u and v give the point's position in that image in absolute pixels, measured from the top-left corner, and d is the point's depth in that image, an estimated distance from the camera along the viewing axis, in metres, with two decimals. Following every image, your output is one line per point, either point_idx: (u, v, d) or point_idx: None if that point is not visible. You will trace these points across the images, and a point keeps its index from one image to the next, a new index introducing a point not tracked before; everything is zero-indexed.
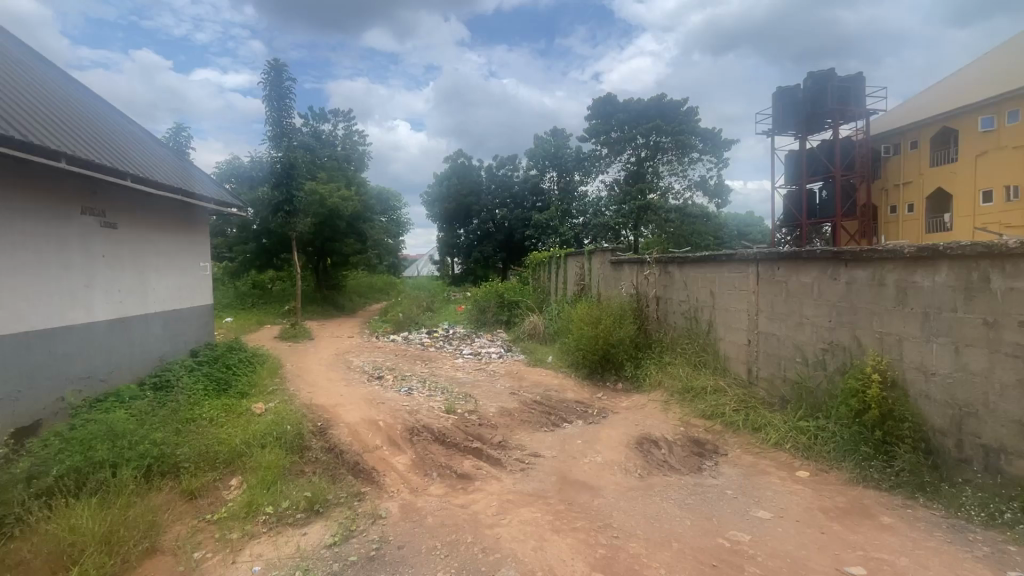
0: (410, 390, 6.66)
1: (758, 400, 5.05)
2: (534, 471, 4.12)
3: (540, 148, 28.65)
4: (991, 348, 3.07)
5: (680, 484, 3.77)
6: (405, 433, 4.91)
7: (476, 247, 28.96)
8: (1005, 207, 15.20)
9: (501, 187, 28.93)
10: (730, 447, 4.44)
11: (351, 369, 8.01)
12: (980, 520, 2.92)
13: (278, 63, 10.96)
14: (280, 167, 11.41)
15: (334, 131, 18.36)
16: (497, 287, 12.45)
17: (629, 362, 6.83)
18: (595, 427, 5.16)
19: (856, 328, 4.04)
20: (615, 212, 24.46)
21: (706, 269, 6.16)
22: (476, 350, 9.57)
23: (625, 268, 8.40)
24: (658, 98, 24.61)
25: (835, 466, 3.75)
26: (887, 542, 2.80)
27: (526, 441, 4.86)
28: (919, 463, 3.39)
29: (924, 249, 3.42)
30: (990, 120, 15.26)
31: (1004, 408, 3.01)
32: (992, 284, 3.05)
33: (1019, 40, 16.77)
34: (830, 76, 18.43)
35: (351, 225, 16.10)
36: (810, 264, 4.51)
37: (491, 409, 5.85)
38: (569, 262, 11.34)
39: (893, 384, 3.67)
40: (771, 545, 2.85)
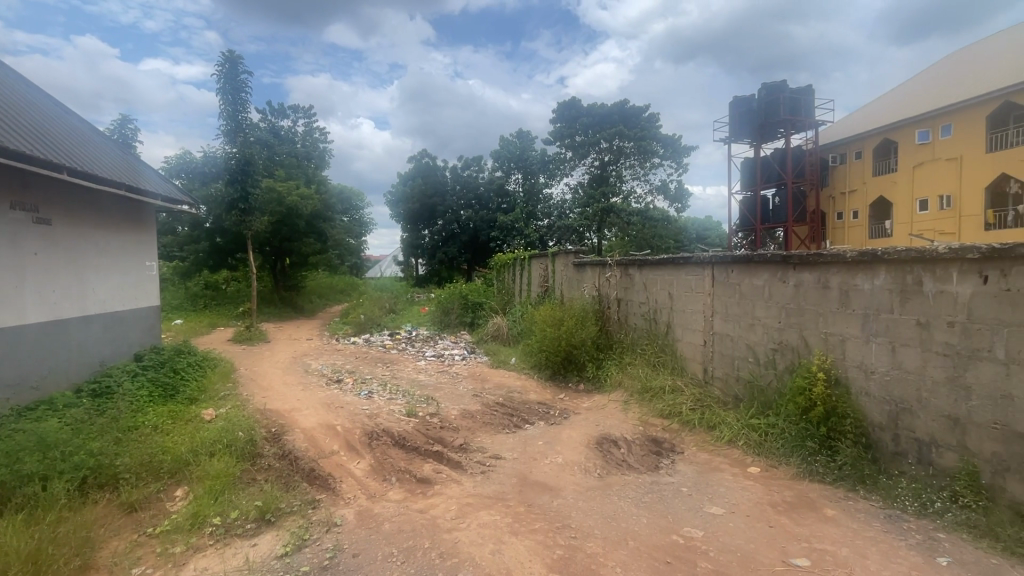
0: (370, 393, 6.52)
1: (712, 399, 5.21)
2: (495, 474, 4.10)
3: (505, 150, 28.76)
4: (923, 348, 3.26)
5: (637, 482, 3.83)
6: (364, 437, 4.80)
7: (441, 248, 28.75)
8: (939, 214, 16.24)
9: (465, 188, 28.85)
10: (686, 445, 4.56)
11: (309, 372, 7.78)
12: (914, 510, 3.10)
13: (234, 55, 10.52)
14: (234, 163, 10.99)
15: (293, 127, 17.84)
16: (460, 289, 12.38)
17: (591, 363, 6.90)
18: (557, 428, 5.19)
19: (803, 328, 4.22)
20: (579, 214, 24.77)
21: (664, 271, 6.31)
22: (438, 351, 9.48)
23: (587, 270, 8.52)
24: (621, 104, 25.10)
25: (783, 462, 3.90)
26: (830, 534, 2.93)
27: (487, 443, 4.84)
28: (859, 457, 3.57)
29: (865, 254, 3.61)
30: (926, 133, 16.33)
31: (935, 404, 3.20)
32: (924, 287, 3.25)
33: (951, 60, 18.03)
34: (782, 88, 19.24)
35: (310, 225, 15.67)
36: (761, 266, 4.69)
37: (453, 411, 5.81)
38: (532, 264, 11.41)
39: (837, 382, 3.85)
40: (722, 540, 2.94)
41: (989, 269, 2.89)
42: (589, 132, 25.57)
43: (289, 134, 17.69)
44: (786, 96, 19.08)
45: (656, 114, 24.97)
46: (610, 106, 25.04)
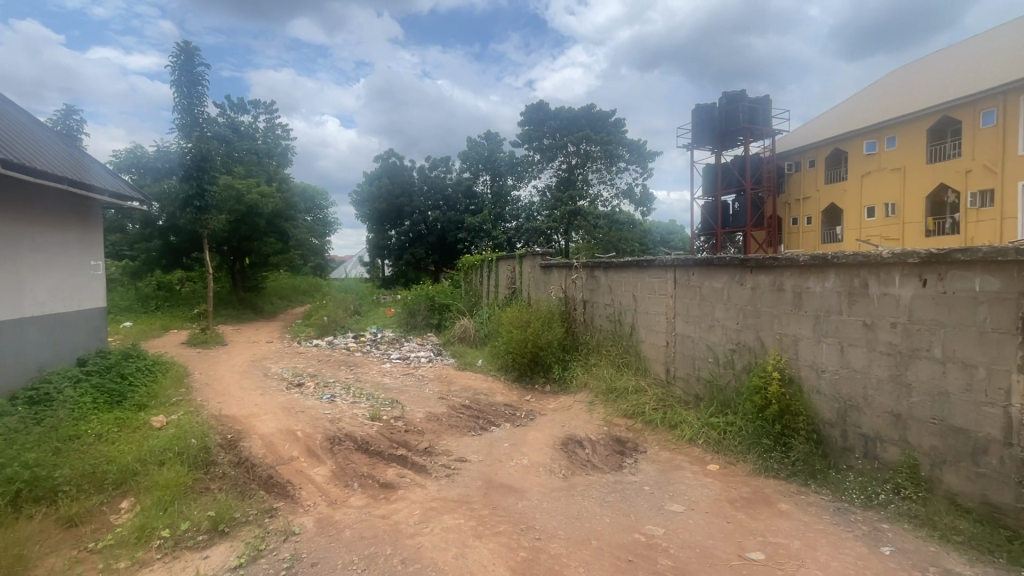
0: (333, 397, 6.36)
1: (674, 398, 5.33)
2: (460, 477, 4.07)
3: (473, 152, 28.70)
4: (869, 347, 3.43)
5: (601, 482, 3.87)
6: (325, 442, 4.68)
7: (408, 249, 28.42)
8: (885, 221, 17.14)
9: (433, 188, 28.65)
10: (649, 444, 4.65)
11: (268, 376, 7.53)
12: (860, 502, 3.25)
13: (190, 46, 10.07)
14: (190, 158, 10.54)
15: (254, 123, 17.26)
16: (427, 290, 12.24)
17: (557, 365, 6.94)
18: (523, 430, 5.20)
19: (759, 329, 4.37)
20: (546, 216, 24.92)
21: (629, 274, 6.43)
22: (404, 354, 9.35)
23: (555, 272, 8.57)
24: (588, 109, 25.45)
25: (740, 458, 4.03)
26: (784, 527, 3.03)
27: (452, 446, 4.81)
28: (811, 452, 3.71)
29: (816, 258, 3.77)
30: (873, 144, 17.25)
31: (880, 401, 3.36)
32: (870, 290, 3.41)
33: (896, 76, 19.15)
34: (742, 97, 19.93)
35: (271, 223, 15.20)
36: (720, 269, 4.83)
37: (418, 414, 5.73)
38: (500, 266, 11.43)
39: (790, 380, 4.01)
40: (681, 536, 3.01)
41: (928, 273, 3.07)
42: (557, 136, 25.81)
43: (250, 130, 17.11)
44: (745, 106, 19.78)
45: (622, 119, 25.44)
46: (577, 111, 25.35)
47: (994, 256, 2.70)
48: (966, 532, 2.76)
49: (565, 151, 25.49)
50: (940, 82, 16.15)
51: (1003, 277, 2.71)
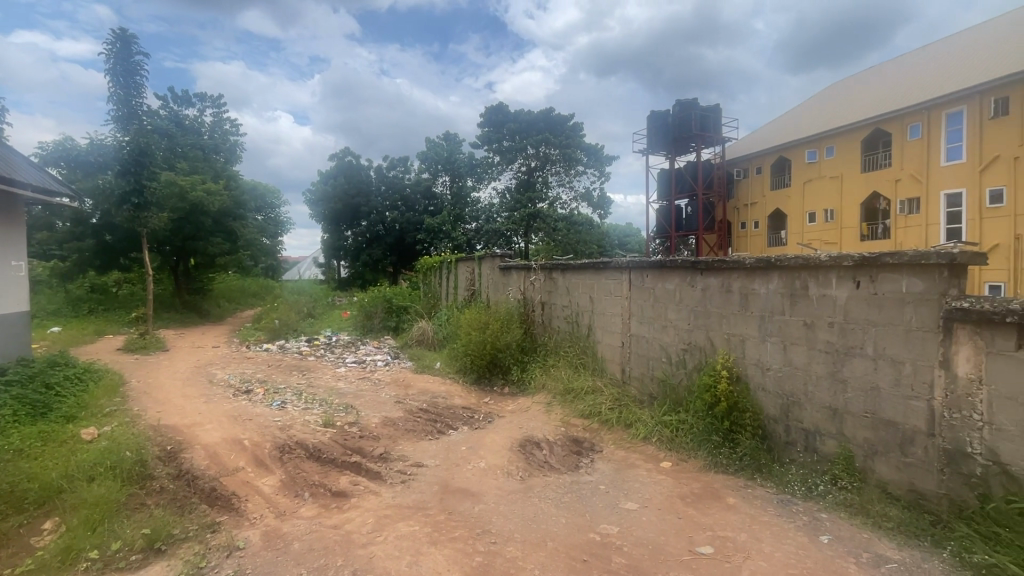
0: (283, 403, 6.11)
1: (630, 398, 5.44)
2: (416, 483, 3.99)
3: (432, 152, 28.42)
4: (809, 345, 3.61)
5: (558, 483, 3.90)
6: (274, 451, 4.49)
7: (365, 250, 27.86)
8: (824, 226, 18.13)
9: (391, 188, 28.22)
10: (604, 443, 4.73)
11: (213, 383, 7.16)
12: (802, 494, 3.41)
13: (126, 33, 9.46)
14: (127, 153, 9.89)
15: (200, 117, 16.39)
16: (384, 292, 11.97)
17: (515, 366, 6.95)
18: (481, 433, 5.16)
19: (709, 330, 4.52)
20: (506, 218, 24.99)
21: (586, 276, 6.51)
22: (360, 357, 9.12)
23: (513, 274, 8.60)
24: (547, 112, 25.71)
25: (691, 456, 4.15)
26: (731, 521, 3.14)
27: (409, 451, 4.72)
28: (757, 448, 3.87)
29: (761, 260, 3.94)
30: (814, 153, 18.28)
31: (818, 397, 3.54)
32: (810, 291, 3.60)
33: (833, 90, 20.44)
34: (694, 105, 20.66)
35: (217, 222, 14.52)
36: (673, 271, 4.97)
37: (374, 419, 5.60)
38: (459, 267, 11.37)
39: (737, 378, 4.17)
40: (635, 534, 3.06)
41: (862, 276, 3.26)
42: (516, 138, 25.96)
43: (196, 124, 16.22)
44: (697, 113, 20.51)
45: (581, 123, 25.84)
46: (536, 114, 25.56)
47: (920, 259, 2.89)
48: (895, 518, 2.94)
49: (524, 153, 25.65)
50: (873, 96, 17.28)
51: (928, 279, 2.90)
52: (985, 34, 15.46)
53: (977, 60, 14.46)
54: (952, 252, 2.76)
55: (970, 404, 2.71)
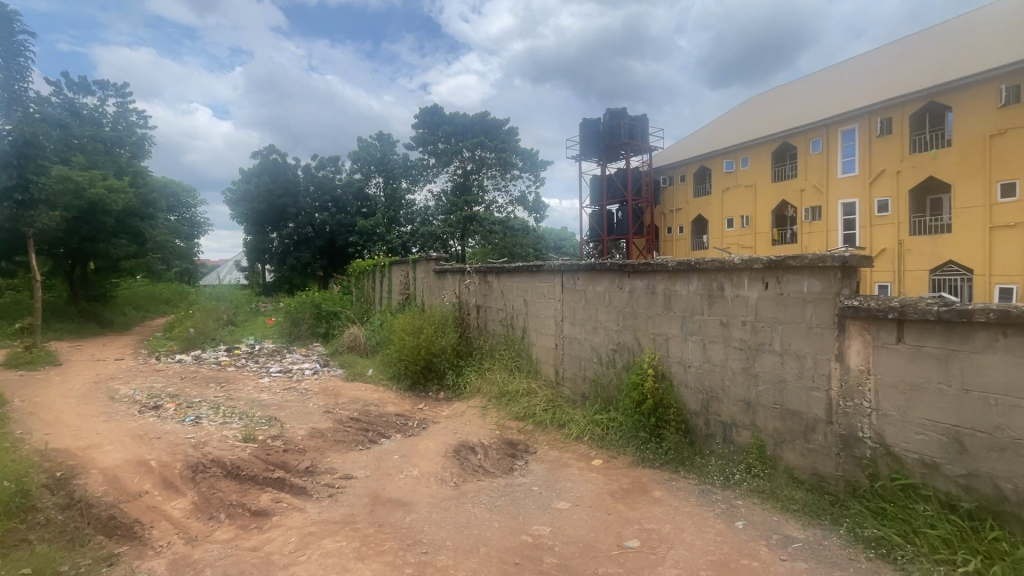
0: (198, 419, 5.64)
1: (563, 398, 5.54)
2: (344, 496, 3.83)
3: (364, 152, 27.60)
4: (725, 343, 3.85)
5: (492, 487, 3.89)
6: (186, 471, 4.14)
7: (292, 253, 26.69)
8: (741, 231, 19.45)
9: (320, 189, 27.12)
10: (538, 444, 4.77)
11: (115, 400, 6.48)
12: (720, 483, 3.62)
13: (7, 10, 8.42)
14: (8, 143, 8.77)
15: (101, 106, 14.79)
16: (312, 297, 11.40)
17: (451, 371, 6.87)
18: (415, 440, 5.05)
19: (636, 330, 4.71)
20: (442, 221, 24.75)
21: (520, 279, 6.57)
22: (285, 366, 8.63)
23: (448, 277, 8.51)
24: (482, 115, 25.79)
25: (620, 452, 4.28)
26: (657, 513, 3.27)
27: (337, 463, 4.53)
28: (680, 441, 4.07)
29: (681, 263, 4.16)
30: (731, 163, 19.59)
31: (734, 391, 3.78)
32: (725, 292, 3.84)
33: (745, 106, 22.14)
34: (623, 114, 21.52)
35: (120, 222, 13.25)
36: (603, 274, 5.12)
37: (300, 431, 5.31)
38: (392, 271, 11.11)
39: (662, 376, 4.36)
40: (567, 533, 3.10)
41: (770, 277, 3.51)
42: (451, 141, 25.80)
43: (96, 114, 14.67)
44: (626, 123, 21.39)
45: (516, 128, 26.15)
46: (472, 117, 25.58)
47: (818, 262, 3.17)
48: (800, 501, 3.19)
49: (460, 156, 25.60)
50: (781, 113, 18.88)
51: (825, 280, 3.17)
52: (872, 62, 17.40)
53: (866, 84, 16.23)
54: (845, 255, 3.04)
55: (861, 393, 3.00)
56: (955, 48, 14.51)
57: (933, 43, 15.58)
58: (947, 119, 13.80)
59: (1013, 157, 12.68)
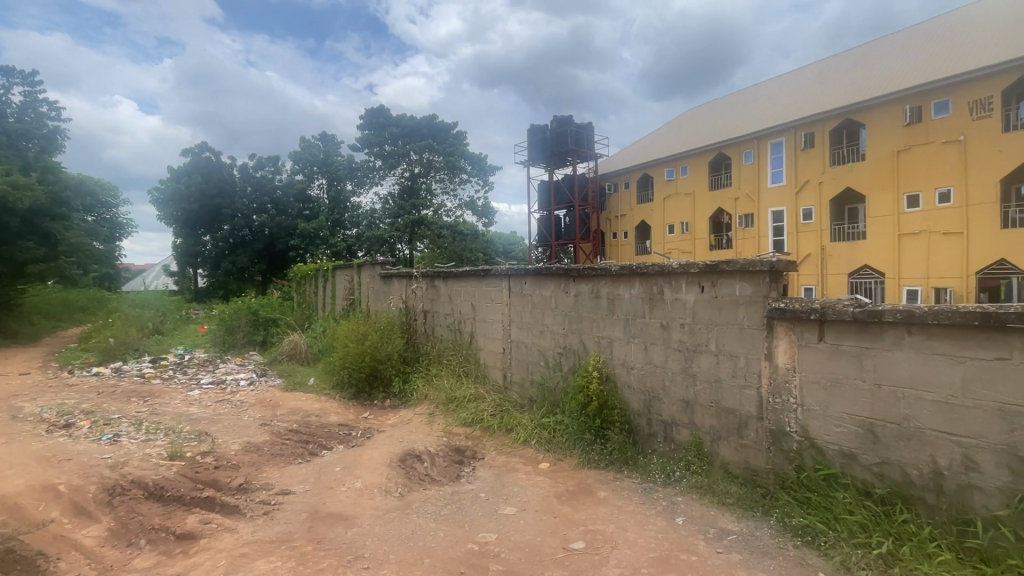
0: (116, 437, 5.19)
1: (511, 402, 5.53)
2: (281, 513, 3.64)
3: (306, 152, 26.67)
4: (665, 345, 3.98)
5: (438, 495, 3.82)
6: (101, 495, 3.79)
7: (227, 257, 25.40)
8: (682, 237, 20.29)
9: (258, 190, 26.10)
10: (486, 450, 4.74)
11: (18, 419, 5.84)
12: (662, 481, 3.73)
13: None
14: None
15: (4, 94, 13.37)
16: (248, 303, 10.79)
17: (397, 378, 6.71)
18: (358, 450, 4.88)
19: (581, 334, 4.79)
20: (389, 225, 24.27)
21: (467, 283, 6.53)
22: (217, 378, 8.10)
23: (394, 282, 8.33)
24: (430, 118, 25.55)
25: (567, 455, 4.32)
26: (601, 514, 3.33)
27: (274, 478, 4.30)
28: (624, 441, 4.17)
29: (624, 268, 4.27)
30: (672, 172, 20.46)
31: (674, 391, 3.92)
32: (665, 296, 3.98)
33: (685, 117, 23.19)
34: (569, 121, 21.96)
35: (27, 222, 12.09)
36: (549, 278, 5.18)
37: (233, 446, 5.00)
38: (336, 276, 10.75)
39: (606, 378, 4.45)
40: (512, 539, 3.09)
41: (705, 281, 3.67)
42: (398, 143, 25.36)
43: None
44: (572, 130, 21.84)
45: (464, 132, 26.12)
46: (420, 119, 25.27)
47: (748, 267, 3.33)
48: (735, 494, 3.35)
49: (407, 159, 25.24)
50: (717, 124, 19.92)
51: (755, 284, 3.35)
52: (797, 80, 18.69)
53: (792, 100, 17.43)
54: (773, 260, 3.22)
55: (788, 389, 3.19)
56: (867, 71, 15.86)
57: (849, 65, 16.95)
58: (861, 135, 15.05)
59: (917, 171, 13.96)
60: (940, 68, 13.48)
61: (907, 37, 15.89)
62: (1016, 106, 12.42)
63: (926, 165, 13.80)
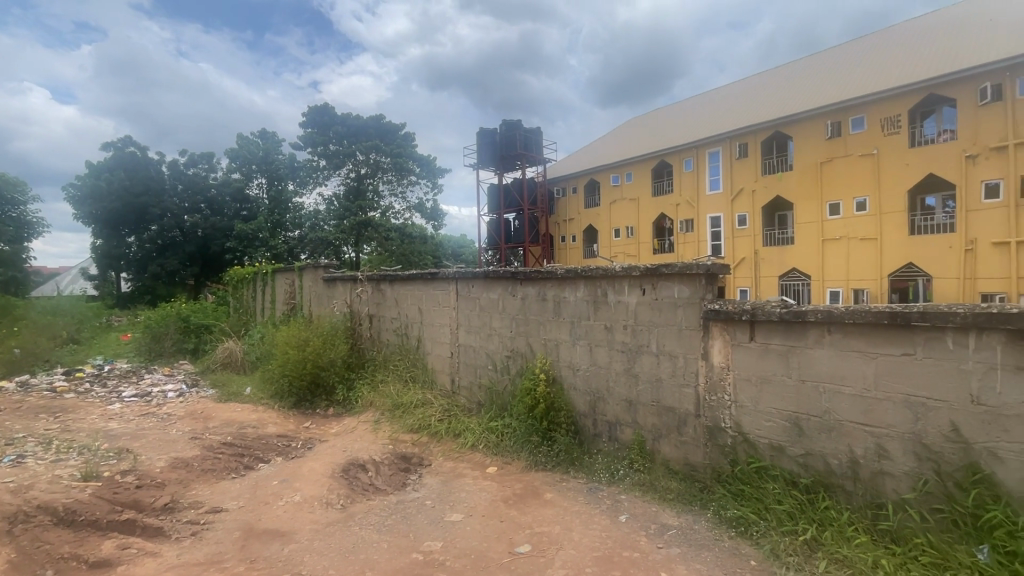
0: (20, 458, 4.69)
1: (459, 407, 5.48)
2: (211, 532, 3.41)
3: (244, 150, 25.47)
4: (609, 346, 4.07)
5: (382, 505, 3.70)
6: (1, 523, 3.34)
7: (155, 260, 23.69)
8: (627, 241, 20.90)
9: (190, 188, 24.60)
10: (433, 456, 4.65)
11: None
12: (608, 479, 3.81)
13: None
14: None
15: None
16: (178, 308, 10.11)
17: (341, 385, 6.47)
18: (298, 462, 4.67)
19: (528, 337, 4.81)
20: (334, 227, 23.51)
21: (414, 287, 6.41)
22: (142, 390, 7.50)
23: (339, 286, 8.05)
24: (377, 118, 25.00)
25: (514, 457, 4.33)
26: (547, 516, 3.35)
27: (205, 496, 4.03)
28: (570, 442, 4.23)
29: (570, 271, 4.34)
30: (617, 177, 21.06)
31: (618, 391, 4.01)
32: (609, 298, 4.07)
33: (631, 124, 23.92)
34: (518, 126, 22.13)
35: None
36: (496, 282, 5.18)
37: (158, 463, 4.64)
38: (276, 279, 10.28)
39: (552, 380, 4.50)
40: (458, 545, 3.05)
41: (647, 283, 3.78)
42: (343, 142, 24.64)
43: None
44: (521, 134, 22.03)
45: (412, 134, 25.76)
46: (366, 119, 24.67)
47: (686, 270, 3.46)
48: (675, 489, 3.47)
49: (353, 159, 24.57)
50: (660, 133, 20.67)
51: (693, 286, 3.48)
52: (734, 92, 19.73)
53: (728, 112, 18.38)
54: (709, 263, 3.36)
55: (723, 387, 3.34)
56: (793, 88, 17.01)
57: (780, 81, 18.09)
58: (789, 147, 16.11)
59: (838, 181, 15.08)
60: (857, 88, 14.64)
61: (827, 59, 17.25)
62: (921, 123, 13.63)
63: (845, 176, 14.95)
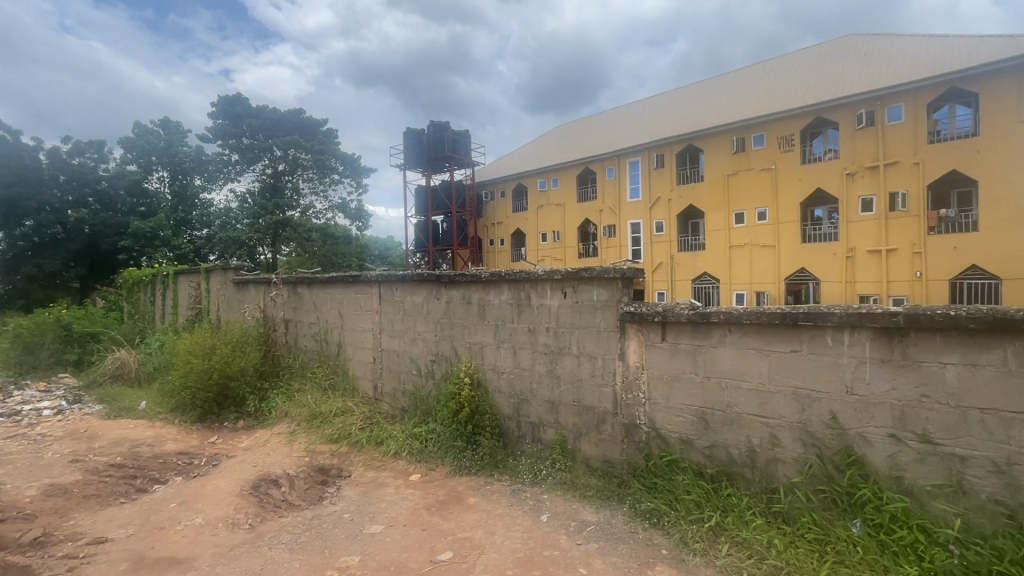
0: None
1: (381, 414, 5.31)
2: (94, 566, 3.04)
3: (142, 140, 23.13)
4: (533, 348, 4.13)
5: (296, 522, 3.49)
6: None
7: (30, 259, 20.84)
8: (554, 245, 21.40)
9: (75, 179, 21.88)
10: (353, 466, 4.47)
11: None
12: (531, 480, 3.85)
13: None
14: None
15: None
16: (58, 314, 9.00)
17: (252, 396, 6.04)
18: (200, 481, 4.29)
19: (453, 340, 4.77)
20: (247, 226, 21.99)
21: (334, 290, 6.14)
22: (8, 409, 6.53)
23: (250, 289, 7.52)
24: (296, 113, 23.76)
25: (439, 463, 4.27)
26: (470, 520, 3.33)
27: (86, 525, 3.58)
28: (494, 445, 4.24)
29: (494, 274, 4.36)
30: (544, 182, 21.54)
31: (541, 392, 4.07)
32: (532, 301, 4.13)
33: (558, 131, 24.56)
34: (446, 127, 21.99)
35: None
36: (420, 285, 5.09)
37: (27, 492, 4.06)
38: (178, 281, 9.42)
39: (477, 384, 4.49)
40: (377, 558, 2.95)
41: (567, 287, 3.89)
42: (259, 136, 23.14)
43: None
44: (449, 136, 21.88)
45: (335, 131, 24.77)
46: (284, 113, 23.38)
47: (604, 274, 3.60)
48: (595, 486, 3.57)
49: (270, 154, 23.16)
50: (585, 141, 21.39)
51: (611, 289, 3.62)
52: (652, 106, 20.88)
53: (647, 124, 19.42)
54: (624, 268, 3.52)
55: (638, 385, 3.50)
56: (705, 105, 18.31)
57: (692, 98, 19.40)
58: (700, 159, 17.29)
59: (743, 192, 16.41)
60: (759, 108, 16.04)
61: (733, 81, 18.77)
62: (811, 143, 15.18)
63: (748, 188, 16.31)
